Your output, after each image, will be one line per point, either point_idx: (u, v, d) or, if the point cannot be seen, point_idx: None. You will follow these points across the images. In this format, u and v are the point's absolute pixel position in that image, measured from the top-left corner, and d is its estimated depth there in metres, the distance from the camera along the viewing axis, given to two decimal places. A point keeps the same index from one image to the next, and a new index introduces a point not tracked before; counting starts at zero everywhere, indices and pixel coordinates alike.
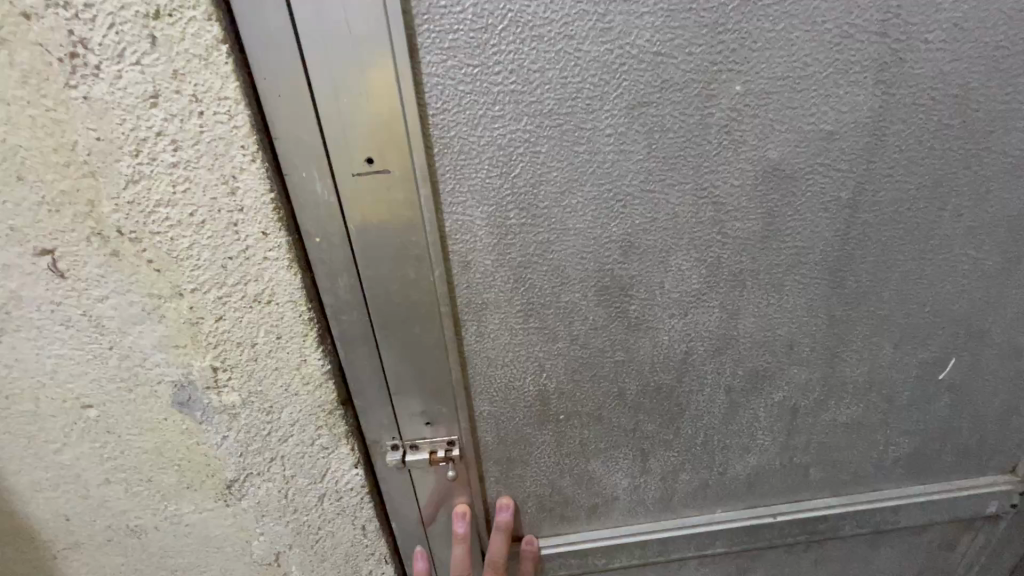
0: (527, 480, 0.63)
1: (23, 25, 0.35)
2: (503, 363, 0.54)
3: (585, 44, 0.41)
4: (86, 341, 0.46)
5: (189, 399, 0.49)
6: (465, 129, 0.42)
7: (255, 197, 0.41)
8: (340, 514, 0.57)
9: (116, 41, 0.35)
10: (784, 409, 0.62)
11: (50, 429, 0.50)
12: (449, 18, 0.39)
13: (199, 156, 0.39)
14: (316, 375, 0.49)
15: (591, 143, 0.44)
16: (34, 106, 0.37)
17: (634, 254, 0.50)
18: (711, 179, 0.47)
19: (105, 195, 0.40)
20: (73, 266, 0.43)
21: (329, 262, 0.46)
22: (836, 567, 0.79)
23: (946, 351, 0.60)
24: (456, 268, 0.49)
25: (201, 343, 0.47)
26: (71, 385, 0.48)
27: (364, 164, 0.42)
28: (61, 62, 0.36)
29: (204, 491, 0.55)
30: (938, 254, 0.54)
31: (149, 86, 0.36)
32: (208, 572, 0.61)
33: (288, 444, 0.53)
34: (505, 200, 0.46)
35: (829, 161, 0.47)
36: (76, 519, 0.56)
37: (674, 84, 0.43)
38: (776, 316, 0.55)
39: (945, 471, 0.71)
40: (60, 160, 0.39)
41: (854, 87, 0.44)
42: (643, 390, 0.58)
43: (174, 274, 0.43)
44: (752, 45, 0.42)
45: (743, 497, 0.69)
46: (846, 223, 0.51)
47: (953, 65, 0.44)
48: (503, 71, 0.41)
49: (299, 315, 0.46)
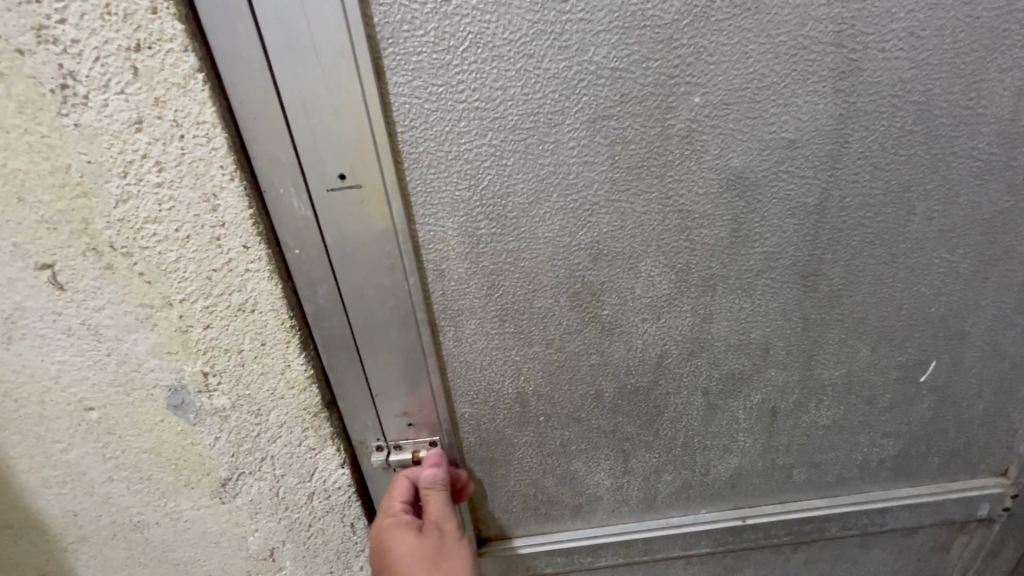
0: (510, 479, 0.65)
1: (17, 60, 0.38)
2: (482, 366, 0.56)
3: (544, 62, 0.42)
4: (86, 348, 0.49)
5: (182, 402, 0.52)
6: (433, 144, 0.45)
7: (235, 214, 0.43)
8: (329, 512, 0.60)
9: (101, 72, 0.38)
10: (762, 411, 0.63)
11: (57, 430, 0.54)
12: (413, 41, 0.41)
13: (181, 176, 0.42)
14: (300, 379, 0.52)
15: (555, 155, 0.46)
16: (30, 132, 0.40)
17: (604, 261, 0.51)
18: (676, 188, 0.48)
19: (98, 213, 0.43)
20: (71, 278, 0.46)
21: (308, 272, 0.48)
22: (826, 568, 0.79)
23: (926, 353, 0.61)
24: (431, 276, 0.51)
25: (191, 349, 0.49)
26: (75, 388, 0.51)
27: (338, 180, 0.44)
28: (53, 92, 0.39)
29: (200, 489, 0.58)
30: (911, 258, 0.54)
31: (134, 112, 0.39)
32: (208, 565, 0.64)
33: (277, 445, 0.55)
34: (475, 210, 0.48)
35: (792, 168, 0.48)
36: (83, 514, 0.60)
37: (633, 98, 0.44)
38: (749, 319, 0.56)
39: (933, 473, 0.71)
40: (56, 182, 0.42)
41: (813, 97, 0.45)
42: (620, 392, 0.60)
43: (164, 286, 0.46)
44: (709, 58, 0.43)
45: (727, 497, 0.70)
46: (815, 228, 0.51)
47: (912, 72, 0.44)
48: (466, 90, 0.43)
49: (281, 323, 0.48)
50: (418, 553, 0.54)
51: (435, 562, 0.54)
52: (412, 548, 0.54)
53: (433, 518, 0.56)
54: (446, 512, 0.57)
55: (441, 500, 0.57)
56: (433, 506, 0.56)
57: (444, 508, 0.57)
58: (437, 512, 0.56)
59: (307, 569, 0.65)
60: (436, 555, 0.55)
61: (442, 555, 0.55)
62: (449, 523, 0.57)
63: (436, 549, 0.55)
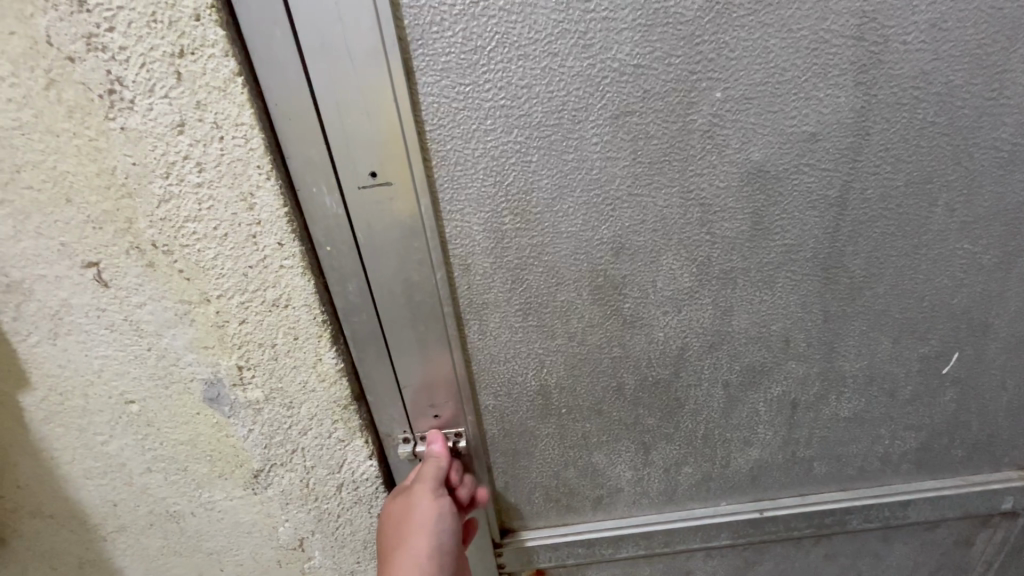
0: (533, 471, 0.66)
1: (68, 67, 0.39)
2: (505, 360, 0.58)
3: (568, 60, 0.43)
4: (127, 342, 0.51)
5: (217, 395, 0.54)
6: (460, 142, 0.46)
7: (271, 212, 0.45)
8: (357, 502, 0.62)
9: (147, 78, 0.40)
10: (783, 403, 0.63)
11: (98, 422, 0.56)
12: (441, 42, 0.42)
13: (220, 176, 0.43)
14: (331, 373, 0.53)
15: (579, 151, 0.47)
16: (79, 136, 0.42)
17: (626, 255, 0.52)
18: (698, 182, 0.49)
19: (141, 212, 0.45)
20: (115, 275, 0.48)
21: (339, 268, 0.50)
22: (847, 562, 0.79)
23: (948, 345, 0.61)
24: (456, 271, 0.52)
25: (227, 344, 0.51)
26: (116, 382, 0.54)
27: (369, 178, 0.46)
28: (101, 97, 0.40)
29: (234, 480, 0.60)
30: (933, 249, 0.54)
31: (176, 115, 0.41)
32: (239, 555, 0.66)
33: (308, 437, 0.57)
34: (500, 207, 0.49)
35: (813, 161, 0.49)
36: (122, 504, 0.62)
37: (655, 94, 0.45)
38: (769, 312, 0.57)
39: (956, 466, 0.71)
40: (102, 183, 0.44)
41: (835, 90, 0.45)
42: (641, 385, 0.60)
43: (202, 283, 0.48)
44: (730, 54, 0.44)
45: (747, 490, 0.70)
46: (835, 221, 0.52)
47: (934, 64, 0.45)
48: (493, 89, 0.44)
49: (313, 318, 0.50)
50: (394, 510, 0.56)
51: (401, 523, 0.54)
52: (391, 509, 0.56)
53: (416, 479, 0.57)
54: (427, 476, 0.56)
55: (430, 468, 0.57)
56: (418, 484, 0.56)
57: (424, 479, 0.56)
58: (420, 474, 0.57)
59: (335, 560, 0.67)
60: (403, 515, 0.55)
61: (406, 525, 0.54)
62: (423, 486, 0.55)
63: (404, 514, 0.55)
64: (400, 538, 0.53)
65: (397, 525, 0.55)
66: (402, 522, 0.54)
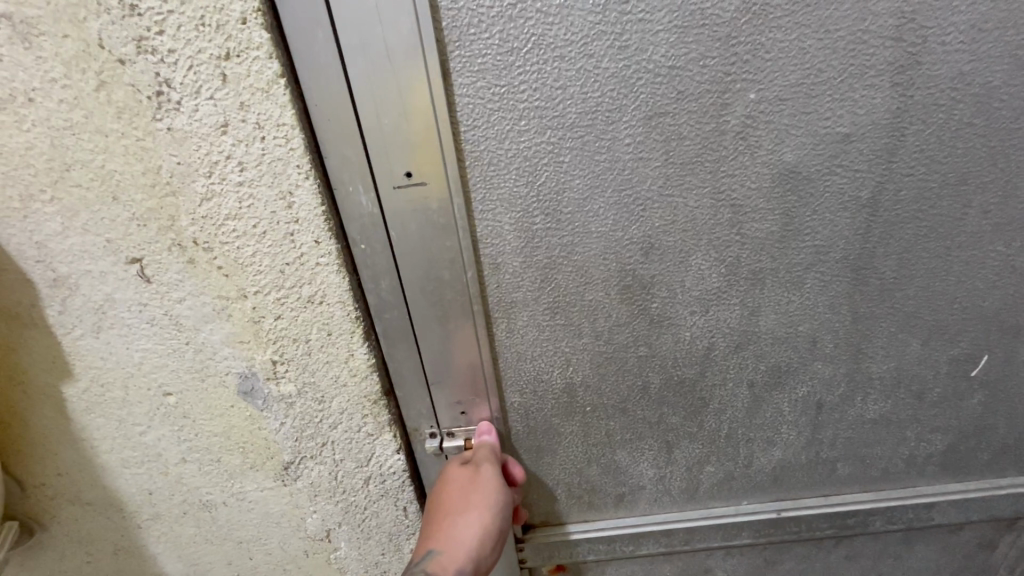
0: (556, 468, 0.67)
1: (118, 70, 0.41)
2: (532, 358, 0.58)
3: (603, 61, 0.43)
4: (166, 336, 0.53)
5: (251, 388, 0.56)
6: (493, 143, 0.46)
7: (309, 210, 0.46)
8: (383, 495, 0.63)
9: (194, 79, 0.41)
10: (808, 404, 0.63)
11: (137, 413, 0.58)
12: (478, 43, 0.42)
13: (261, 175, 0.44)
14: (362, 367, 0.54)
15: (612, 152, 0.47)
16: (127, 136, 0.43)
17: (655, 255, 0.53)
18: (729, 183, 0.49)
19: (184, 210, 0.46)
20: (157, 271, 0.49)
21: (373, 266, 0.51)
22: (868, 563, 0.79)
23: (978, 348, 0.60)
24: (486, 270, 0.53)
25: (263, 338, 0.53)
26: (155, 375, 0.55)
27: (404, 178, 0.47)
28: (149, 99, 0.42)
29: (265, 471, 0.61)
30: (965, 251, 0.54)
31: (220, 116, 0.42)
32: (268, 544, 0.68)
33: (338, 430, 0.58)
34: (531, 207, 0.49)
35: (847, 162, 0.48)
36: (157, 493, 0.64)
37: (690, 95, 0.45)
38: (797, 313, 0.57)
39: (981, 469, 0.71)
40: (148, 181, 0.45)
41: (870, 91, 0.45)
42: (666, 384, 0.61)
43: (240, 279, 0.49)
44: (766, 55, 0.44)
45: (769, 489, 0.71)
46: (867, 222, 0.52)
47: (973, 65, 0.44)
48: (528, 89, 0.44)
49: (347, 314, 0.51)
50: (454, 483, 0.57)
51: (462, 496, 0.56)
52: (449, 482, 0.57)
53: (475, 457, 0.59)
54: (487, 457, 0.59)
55: (488, 451, 0.59)
56: (480, 463, 0.58)
57: (485, 459, 0.58)
58: (480, 454, 0.59)
59: (361, 551, 0.68)
60: (465, 489, 0.56)
61: (469, 499, 0.55)
62: (485, 466, 0.58)
63: (465, 488, 0.56)
64: (462, 510, 0.55)
65: (457, 498, 0.56)
66: (463, 496, 0.56)
